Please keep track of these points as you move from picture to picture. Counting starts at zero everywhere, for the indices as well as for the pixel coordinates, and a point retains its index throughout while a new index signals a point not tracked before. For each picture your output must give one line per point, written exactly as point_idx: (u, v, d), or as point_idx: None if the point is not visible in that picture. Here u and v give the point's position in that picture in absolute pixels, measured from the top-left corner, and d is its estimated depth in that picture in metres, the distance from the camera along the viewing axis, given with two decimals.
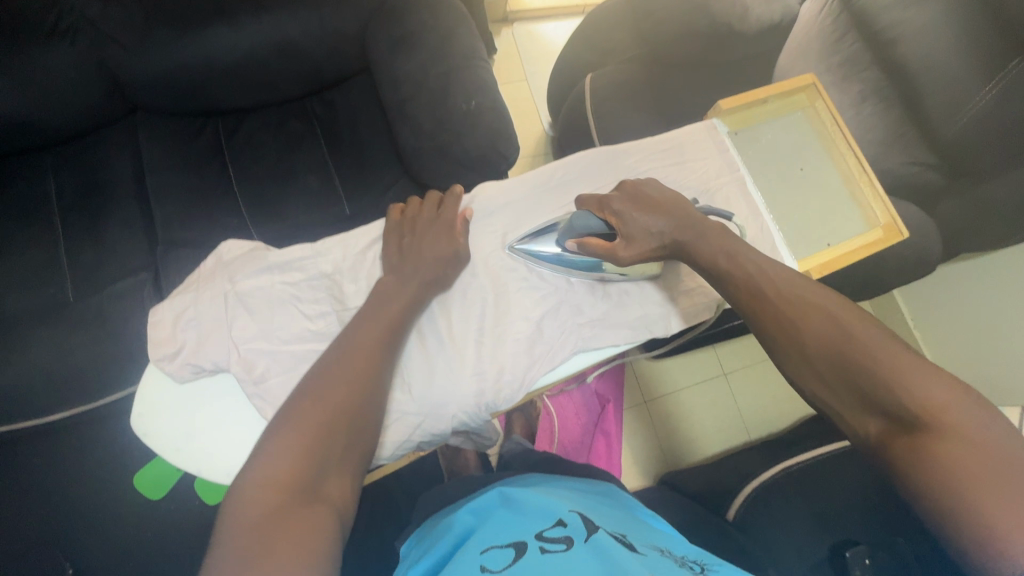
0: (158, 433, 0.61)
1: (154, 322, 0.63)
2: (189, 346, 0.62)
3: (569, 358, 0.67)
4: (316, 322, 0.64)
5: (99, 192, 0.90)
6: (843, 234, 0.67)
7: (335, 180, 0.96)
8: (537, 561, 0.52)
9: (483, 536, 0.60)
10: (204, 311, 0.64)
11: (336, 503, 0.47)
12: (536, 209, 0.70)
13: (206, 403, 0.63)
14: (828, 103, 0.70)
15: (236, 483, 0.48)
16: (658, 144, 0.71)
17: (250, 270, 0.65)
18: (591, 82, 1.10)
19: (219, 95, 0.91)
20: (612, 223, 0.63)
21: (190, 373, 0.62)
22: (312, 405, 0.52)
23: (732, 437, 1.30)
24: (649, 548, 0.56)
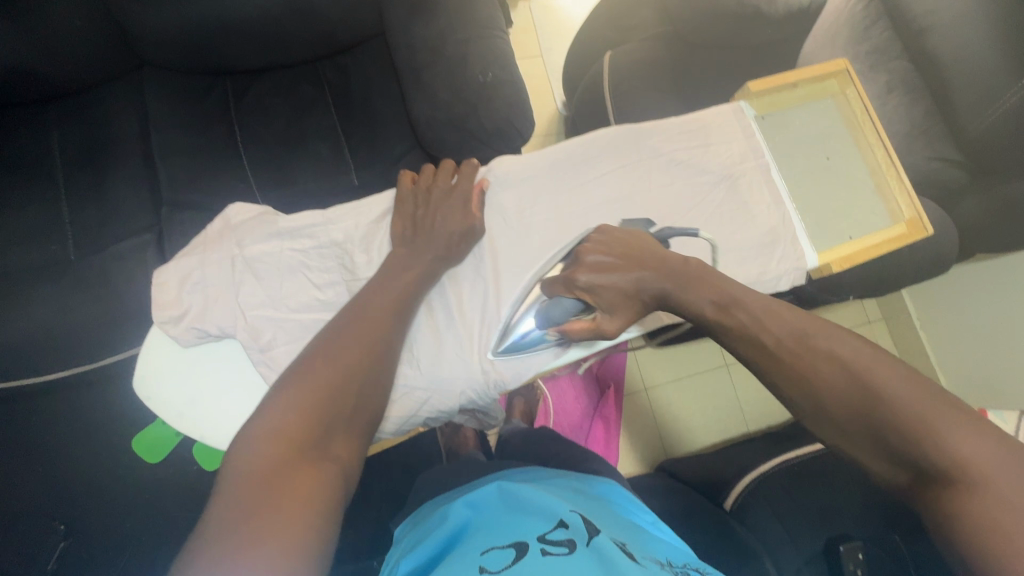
0: (161, 396, 0.61)
1: (158, 284, 0.62)
2: (193, 311, 0.61)
3: (580, 342, 0.66)
4: (325, 291, 0.64)
5: (104, 149, 0.88)
6: (865, 227, 0.65)
7: (345, 149, 0.94)
8: (539, 564, 0.53)
9: (483, 534, 0.61)
10: (210, 275, 0.62)
11: (343, 467, 0.47)
12: (553, 187, 0.68)
13: (211, 369, 0.63)
14: (860, 90, 0.67)
15: (238, 437, 0.47)
16: (683, 124, 0.69)
17: (258, 235, 0.64)
18: (610, 60, 1.07)
19: (228, 55, 0.88)
20: (587, 300, 0.59)
21: (194, 338, 0.62)
22: (322, 366, 0.51)
23: (731, 428, 1.30)
24: (649, 556, 0.57)
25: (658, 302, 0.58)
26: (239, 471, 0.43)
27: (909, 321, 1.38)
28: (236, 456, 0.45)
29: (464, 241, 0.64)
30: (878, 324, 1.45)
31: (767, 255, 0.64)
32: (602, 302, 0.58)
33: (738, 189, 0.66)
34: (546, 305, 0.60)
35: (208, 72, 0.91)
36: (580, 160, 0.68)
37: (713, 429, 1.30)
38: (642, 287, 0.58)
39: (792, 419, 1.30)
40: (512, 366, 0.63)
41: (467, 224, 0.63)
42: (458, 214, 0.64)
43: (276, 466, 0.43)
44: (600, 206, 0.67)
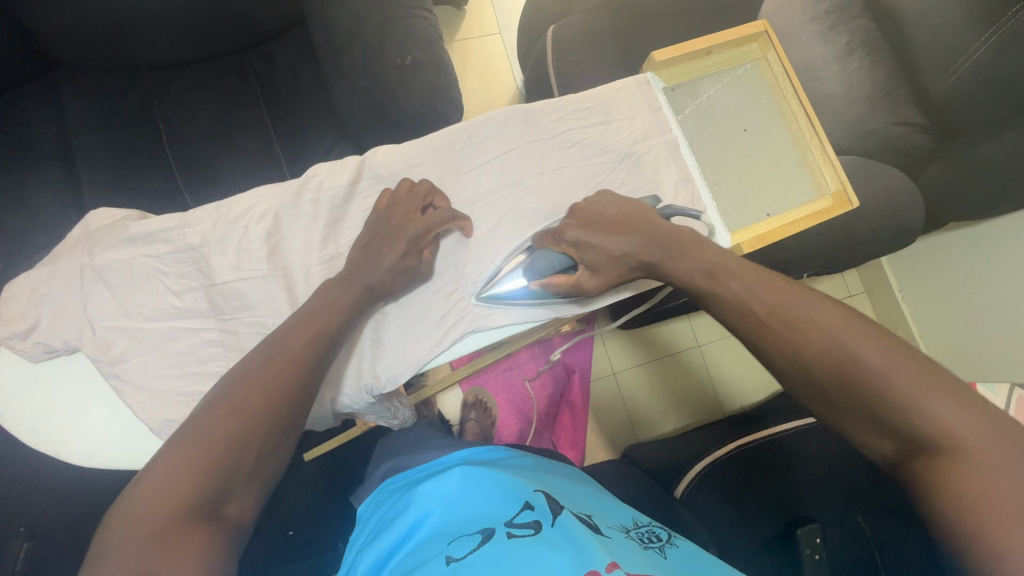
0: (20, 411, 0.61)
1: (8, 298, 0.60)
2: (41, 325, 0.59)
3: (461, 340, 0.61)
4: (182, 299, 0.61)
5: (20, 150, 0.85)
6: (787, 202, 0.61)
7: (274, 142, 0.91)
8: (507, 545, 0.52)
9: (447, 521, 0.60)
10: (59, 286, 0.60)
11: (237, 523, 0.46)
12: (445, 175, 0.63)
13: (62, 384, 0.61)
14: (779, 54, 0.61)
15: (132, 485, 0.45)
16: (581, 101, 0.64)
17: (108, 242, 0.60)
18: (553, 35, 1.01)
19: (144, 47, 0.85)
20: (573, 255, 0.58)
21: (41, 352, 0.60)
22: (226, 416, 0.48)
23: (704, 409, 1.29)
24: (613, 528, 0.60)
25: (646, 269, 0.57)
26: (129, 525, 0.42)
27: (890, 291, 1.32)
28: (125, 511, 0.43)
29: (405, 277, 0.59)
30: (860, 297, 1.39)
31: None
32: (586, 259, 0.57)
33: (640, 167, 0.62)
34: (533, 259, 0.59)
35: (126, 66, 0.88)
36: (477, 144, 0.64)
37: (683, 411, 1.28)
38: (629, 252, 0.56)
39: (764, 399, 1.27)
40: (387, 369, 0.60)
41: (408, 260, 0.58)
42: (403, 245, 0.57)
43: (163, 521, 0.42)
44: (498, 196, 0.63)
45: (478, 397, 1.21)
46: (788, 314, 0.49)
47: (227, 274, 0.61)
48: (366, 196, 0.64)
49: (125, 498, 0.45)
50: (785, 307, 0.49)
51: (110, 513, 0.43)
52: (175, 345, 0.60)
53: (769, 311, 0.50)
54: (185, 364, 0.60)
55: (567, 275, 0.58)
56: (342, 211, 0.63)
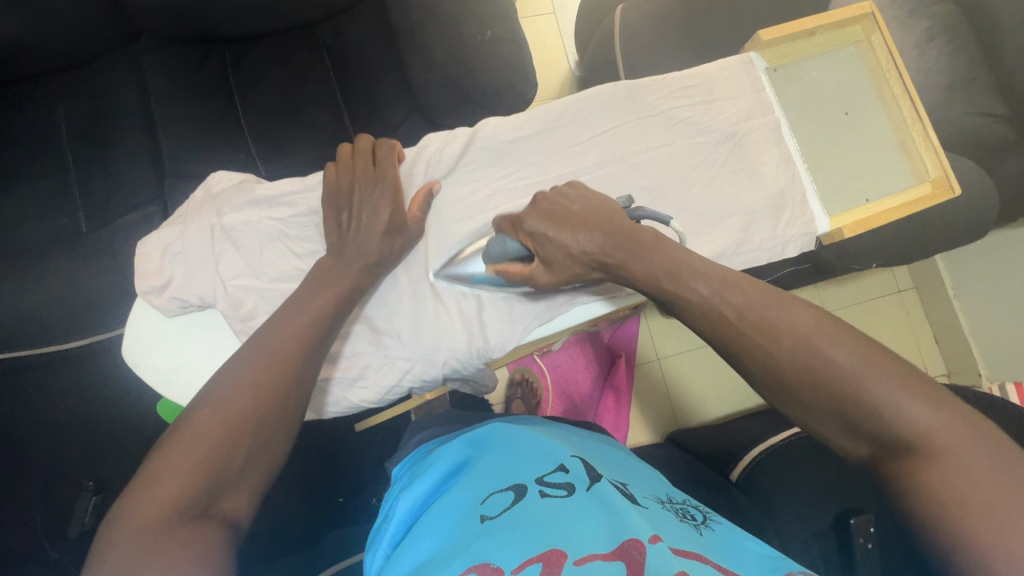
0: (149, 364, 0.62)
1: (141, 255, 0.62)
2: (176, 281, 0.61)
3: (568, 309, 0.63)
4: (305, 261, 0.63)
5: (104, 122, 0.88)
6: (886, 187, 0.61)
7: (344, 116, 0.91)
8: (538, 506, 0.53)
9: (479, 475, 0.62)
10: (190, 244, 0.62)
11: (231, 518, 0.46)
12: (543, 151, 0.64)
13: (192, 336, 0.63)
14: (887, 35, 0.62)
15: (126, 492, 0.46)
16: (684, 79, 0.64)
17: (235, 204, 0.63)
18: (623, 13, 0.98)
19: (219, 21, 0.85)
20: (527, 244, 0.58)
21: (177, 307, 0.62)
22: (208, 416, 0.49)
23: (747, 398, 1.28)
24: (650, 498, 0.57)
25: (603, 268, 0.56)
26: (129, 523, 0.43)
27: (942, 289, 1.29)
28: (121, 515, 0.44)
29: (399, 238, 0.61)
30: (909, 294, 1.36)
31: (773, 217, 0.60)
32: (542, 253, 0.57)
33: (743, 148, 0.62)
34: (490, 246, 0.60)
35: (203, 38, 0.88)
36: (573, 120, 0.64)
37: (725, 399, 1.28)
38: (586, 250, 0.55)
39: None
40: (495, 336, 0.62)
41: (397, 221, 0.60)
42: (388, 209, 0.60)
43: (153, 521, 0.43)
44: (600, 172, 0.63)
45: (524, 376, 1.24)
46: None
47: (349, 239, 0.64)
48: (469, 168, 0.64)
49: (126, 495, 0.46)
50: (753, 308, 0.49)
51: (109, 518, 0.44)
52: None
53: (770, 305, 0.49)
54: None
55: (521, 265, 0.59)
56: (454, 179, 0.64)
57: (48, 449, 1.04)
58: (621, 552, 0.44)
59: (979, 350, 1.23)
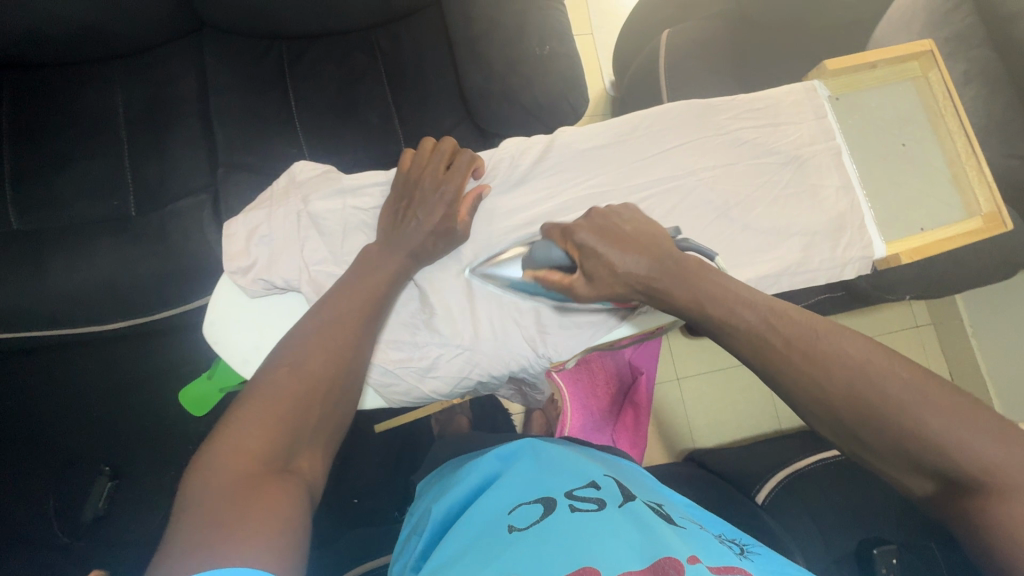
0: (228, 343, 0.62)
1: (227, 236, 0.63)
2: (261, 263, 0.62)
3: (623, 325, 0.64)
4: None
5: (162, 108, 0.90)
6: (939, 219, 0.63)
7: (395, 118, 0.92)
8: (567, 520, 0.50)
9: (505, 488, 0.59)
10: (277, 228, 0.63)
11: (307, 479, 0.47)
12: (617, 162, 0.66)
13: (273, 319, 0.63)
14: (944, 72, 0.64)
15: (208, 444, 0.47)
16: (750, 102, 0.67)
17: (323, 192, 0.64)
18: (669, 36, 0.99)
19: (284, 19, 0.88)
20: (573, 256, 0.58)
21: (261, 288, 0.62)
22: (287, 373, 0.51)
23: (762, 424, 1.28)
24: (686, 519, 0.54)
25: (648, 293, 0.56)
26: (197, 495, 0.42)
27: (960, 326, 1.30)
28: (196, 477, 0.44)
29: (444, 241, 0.62)
30: (926, 329, 1.37)
31: (832, 240, 0.62)
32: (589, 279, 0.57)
33: (806, 171, 0.64)
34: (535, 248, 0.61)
35: (266, 35, 0.91)
36: (643, 134, 0.66)
37: (741, 424, 1.28)
38: (631, 271, 0.56)
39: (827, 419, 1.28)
40: (560, 338, 0.63)
41: (445, 223, 0.61)
42: (442, 210, 0.61)
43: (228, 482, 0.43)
44: (669, 185, 0.65)
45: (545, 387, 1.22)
46: None
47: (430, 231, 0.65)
48: (545, 175, 0.66)
49: (206, 448, 0.46)
50: (825, 329, 0.49)
51: (183, 479, 0.44)
52: None
53: (828, 324, 0.50)
54: None
55: (561, 273, 0.58)
56: (532, 179, 0.66)
57: (69, 430, 1.03)
58: (655, 569, 0.41)
59: (995, 391, 1.23)
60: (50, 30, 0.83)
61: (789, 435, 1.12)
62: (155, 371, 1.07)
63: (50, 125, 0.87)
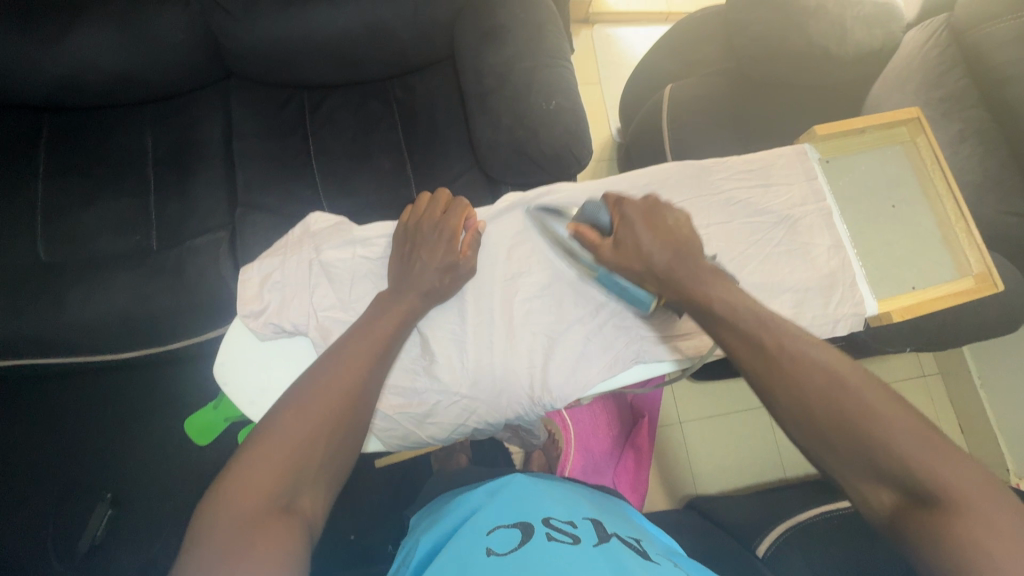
0: (236, 384, 0.64)
1: (242, 281, 0.66)
2: (272, 308, 0.65)
3: (628, 369, 0.66)
4: None
5: (189, 151, 0.95)
6: (931, 278, 0.65)
7: (406, 162, 0.96)
8: (542, 547, 0.50)
9: (487, 515, 0.59)
10: (290, 275, 0.66)
11: (308, 518, 0.48)
12: None
13: (280, 362, 0.65)
14: (931, 138, 0.67)
15: (215, 486, 0.48)
16: (744, 164, 0.70)
17: (336, 241, 0.68)
18: (671, 91, 1.04)
19: (307, 70, 0.94)
20: (614, 222, 0.63)
21: (270, 332, 0.65)
22: (293, 417, 0.52)
23: (765, 472, 1.26)
24: (662, 556, 0.54)
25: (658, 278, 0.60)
26: (202, 536, 0.44)
27: (968, 378, 1.28)
28: (205, 514, 0.46)
29: (450, 275, 0.64)
30: (933, 379, 1.35)
31: (825, 297, 0.64)
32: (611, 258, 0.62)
33: (798, 230, 0.66)
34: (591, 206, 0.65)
35: (289, 85, 0.97)
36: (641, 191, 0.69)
37: (743, 471, 1.26)
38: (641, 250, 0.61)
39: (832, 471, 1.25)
40: (558, 384, 0.64)
41: (450, 259, 0.63)
42: (442, 247, 0.63)
43: (234, 525, 0.44)
44: None
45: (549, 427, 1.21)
46: None
47: None
48: (545, 227, 0.69)
49: (214, 492, 0.47)
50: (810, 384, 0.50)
51: (194, 515, 0.46)
52: None
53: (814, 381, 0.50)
54: None
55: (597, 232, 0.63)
56: (536, 232, 0.69)
57: (74, 455, 1.05)
58: None
59: (1007, 446, 1.20)
60: (91, 76, 0.89)
61: (793, 486, 1.09)
62: (162, 401, 1.08)
63: (82, 163, 0.92)
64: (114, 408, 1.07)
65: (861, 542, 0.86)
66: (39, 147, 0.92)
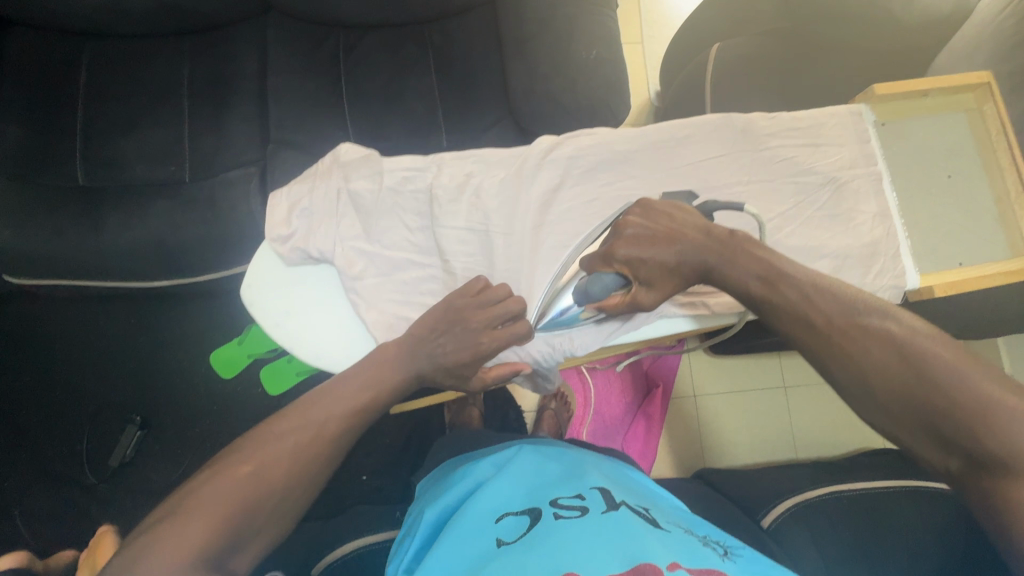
0: (262, 306, 0.66)
1: (272, 206, 0.67)
2: (300, 234, 0.65)
3: (654, 321, 0.65)
4: (415, 235, 0.67)
5: (224, 84, 0.95)
6: (979, 255, 0.62)
7: (439, 110, 0.94)
8: (551, 530, 0.50)
9: (495, 491, 0.58)
10: (318, 203, 0.67)
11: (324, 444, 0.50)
12: (650, 166, 0.67)
13: (305, 288, 0.66)
14: (1000, 106, 0.63)
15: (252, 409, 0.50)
16: (794, 122, 0.66)
17: (363, 172, 0.68)
18: (718, 51, 0.99)
19: (344, 7, 0.91)
20: (626, 275, 0.58)
21: (298, 258, 0.65)
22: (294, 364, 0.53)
23: (776, 451, 1.26)
24: (673, 524, 0.54)
25: (700, 276, 0.57)
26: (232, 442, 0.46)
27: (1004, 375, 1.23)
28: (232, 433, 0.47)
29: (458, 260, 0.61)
30: None
31: (864, 267, 0.61)
32: (641, 276, 0.58)
33: (843, 194, 0.64)
34: (586, 282, 0.59)
35: (326, 22, 0.95)
36: (680, 143, 0.67)
37: (753, 448, 1.26)
38: (683, 262, 0.57)
39: (846, 455, 1.23)
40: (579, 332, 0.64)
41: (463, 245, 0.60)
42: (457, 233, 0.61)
43: None
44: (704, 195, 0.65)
45: (562, 389, 1.22)
46: (952, 347, 0.47)
47: (455, 219, 0.66)
48: (577, 174, 0.68)
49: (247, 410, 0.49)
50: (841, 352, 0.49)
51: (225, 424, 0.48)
52: (402, 275, 0.66)
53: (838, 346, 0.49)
54: (409, 293, 0.66)
55: (622, 294, 0.59)
56: (566, 181, 0.68)
57: (108, 377, 1.10)
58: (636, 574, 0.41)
59: None
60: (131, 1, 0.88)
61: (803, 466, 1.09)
62: (189, 333, 1.12)
63: (122, 91, 0.93)
64: (146, 335, 1.11)
65: (869, 530, 0.86)
66: (80, 71, 0.92)
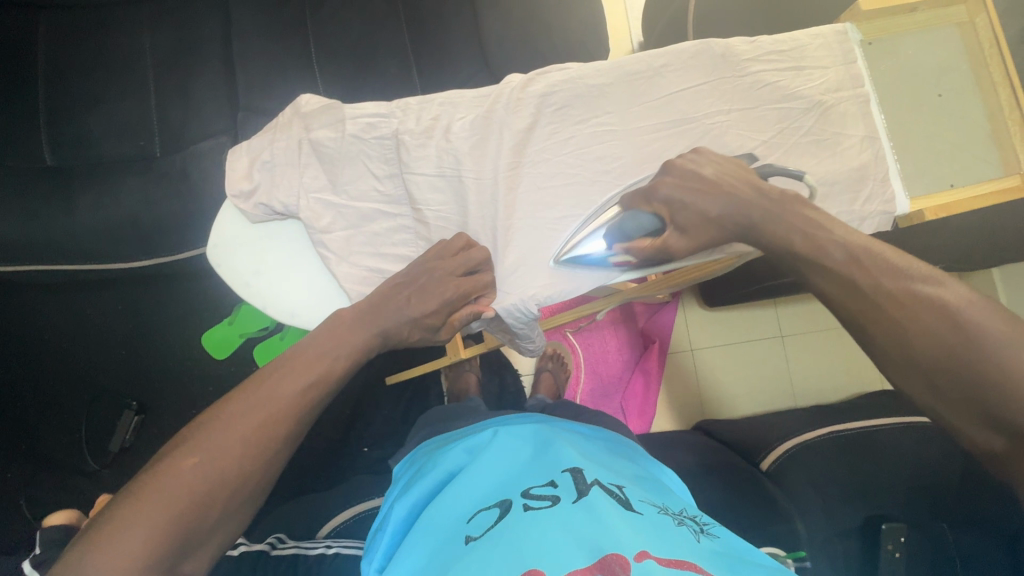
0: (229, 265, 0.66)
1: (231, 161, 0.66)
2: (262, 188, 0.65)
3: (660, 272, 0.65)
4: (384, 184, 0.66)
5: (189, 50, 0.91)
6: (971, 175, 0.61)
7: (412, 66, 0.91)
8: (517, 522, 0.45)
9: (465, 481, 0.54)
10: (278, 154, 0.65)
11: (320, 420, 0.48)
12: (627, 99, 0.65)
13: (273, 245, 0.67)
14: (991, 17, 0.61)
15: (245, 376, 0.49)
16: (776, 47, 0.64)
17: (325, 120, 0.65)
18: None
19: None
20: (664, 216, 0.59)
21: (262, 214, 0.65)
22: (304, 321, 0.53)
23: (775, 400, 1.26)
24: (646, 502, 0.48)
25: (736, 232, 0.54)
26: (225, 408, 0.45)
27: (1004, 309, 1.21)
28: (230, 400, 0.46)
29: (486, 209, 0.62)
30: None
31: (854, 192, 0.62)
32: (675, 223, 0.58)
33: (829, 119, 0.63)
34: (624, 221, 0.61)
35: None
36: (657, 74, 0.64)
37: (753, 398, 1.26)
38: (724, 215, 0.55)
39: (846, 399, 1.24)
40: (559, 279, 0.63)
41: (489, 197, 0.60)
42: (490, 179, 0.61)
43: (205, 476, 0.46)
44: (682, 128, 0.64)
45: (558, 351, 1.21)
46: None
47: (424, 165, 0.64)
48: (552, 111, 0.65)
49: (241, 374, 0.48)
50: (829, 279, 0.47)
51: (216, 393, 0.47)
52: (372, 226, 0.66)
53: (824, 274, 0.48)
54: (380, 243, 0.66)
55: (653, 238, 0.59)
56: (541, 119, 0.65)
57: (102, 363, 1.09)
58: (602, 566, 0.38)
59: None
60: None
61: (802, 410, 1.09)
62: (179, 314, 1.11)
63: (82, 63, 0.89)
64: (137, 318, 1.10)
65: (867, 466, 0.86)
66: (36, 44, 0.88)
